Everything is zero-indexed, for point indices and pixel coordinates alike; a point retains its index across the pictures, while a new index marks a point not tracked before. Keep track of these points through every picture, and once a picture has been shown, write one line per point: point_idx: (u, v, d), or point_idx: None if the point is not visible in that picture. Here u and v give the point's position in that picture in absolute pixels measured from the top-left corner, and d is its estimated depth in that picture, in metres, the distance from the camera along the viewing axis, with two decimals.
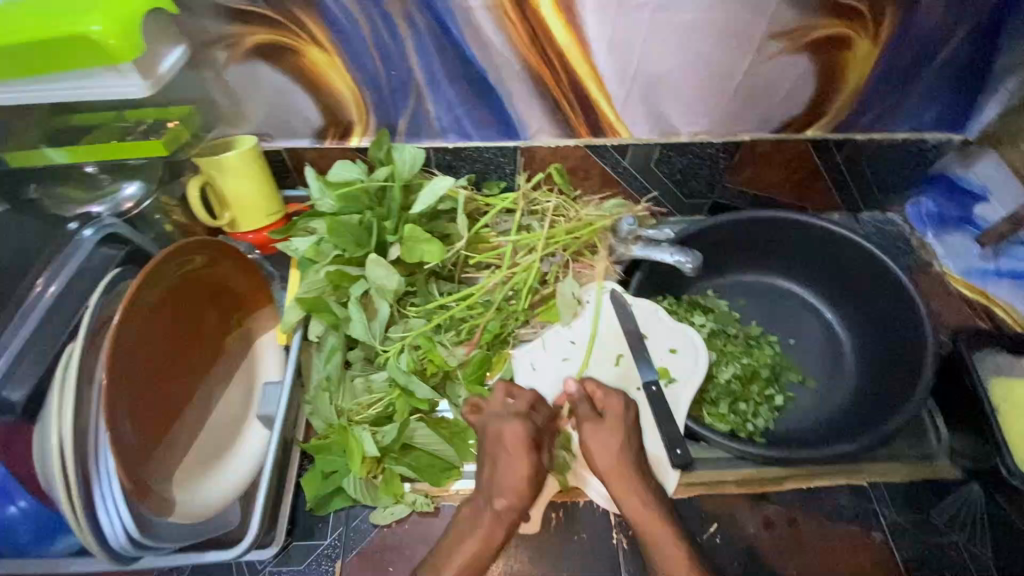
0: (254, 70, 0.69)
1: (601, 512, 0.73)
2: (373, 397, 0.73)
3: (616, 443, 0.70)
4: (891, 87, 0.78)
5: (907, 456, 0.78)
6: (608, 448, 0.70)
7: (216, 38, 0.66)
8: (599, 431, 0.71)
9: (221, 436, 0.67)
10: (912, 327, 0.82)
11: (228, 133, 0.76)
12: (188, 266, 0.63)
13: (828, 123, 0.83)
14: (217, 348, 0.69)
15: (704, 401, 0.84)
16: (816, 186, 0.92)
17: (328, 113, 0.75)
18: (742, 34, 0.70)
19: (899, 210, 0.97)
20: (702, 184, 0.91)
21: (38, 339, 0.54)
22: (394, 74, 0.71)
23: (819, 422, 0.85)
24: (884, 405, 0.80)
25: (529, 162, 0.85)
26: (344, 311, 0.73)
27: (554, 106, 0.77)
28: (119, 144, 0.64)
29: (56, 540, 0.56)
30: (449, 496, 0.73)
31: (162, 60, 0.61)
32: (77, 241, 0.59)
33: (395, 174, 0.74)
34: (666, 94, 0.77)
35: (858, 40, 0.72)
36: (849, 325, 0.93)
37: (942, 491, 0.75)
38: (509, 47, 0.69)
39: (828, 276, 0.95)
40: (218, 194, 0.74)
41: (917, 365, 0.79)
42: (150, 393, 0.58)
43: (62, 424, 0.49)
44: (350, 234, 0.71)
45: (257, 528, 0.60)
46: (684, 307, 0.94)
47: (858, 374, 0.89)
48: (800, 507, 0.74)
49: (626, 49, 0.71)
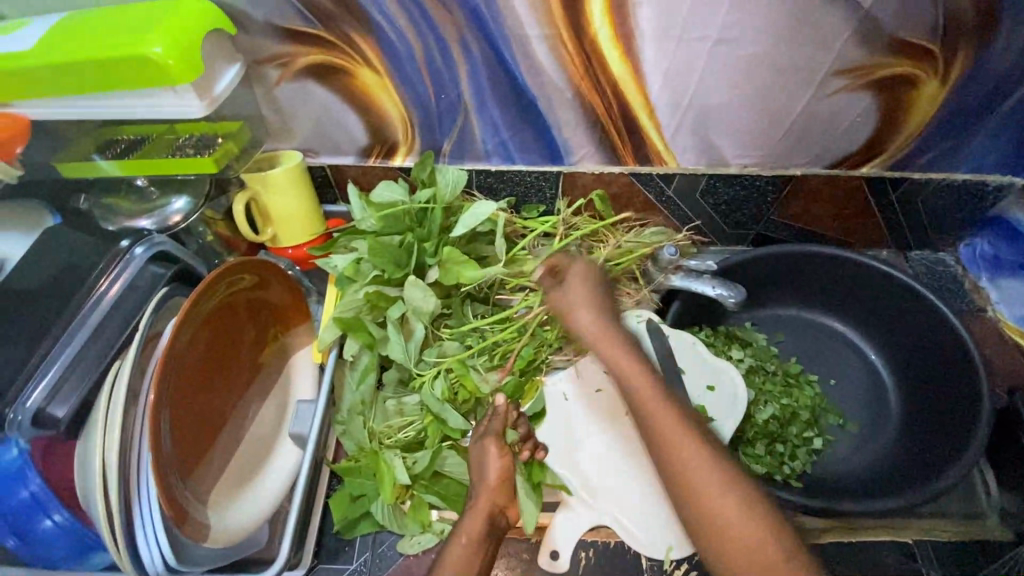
0: (305, 88, 0.69)
1: (632, 554, 0.70)
2: (404, 421, 0.72)
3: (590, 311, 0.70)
4: (955, 128, 0.75)
5: (953, 512, 0.75)
6: (592, 319, 0.69)
7: (270, 56, 0.66)
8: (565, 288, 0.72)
9: (255, 454, 0.67)
10: (965, 376, 0.78)
11: (275, 148, 0.76)
12: (237, 285, 0.63)
13: (886, 161, 0.80)
14: (255, 365, 0.69)
15: (740, 441, 0.81)
16: (865, 223, 0.89)
17: (374, 132, 0.74)
18: (803, 69, 0.68)
19: (952, 251, 0.94)
20: (747, 215, 0.89)
21: (85, 355, 0.54)
22: (443, 97, 0.70)
23: (860, 469, 0.82)
24: (932, 458, 0.77)
25: (571, 188, 0.84)
26: (380, 332, 0.72)
27: (601, 134, 0.75)
28: (170, 160, 0.66)
29: (91, 554, 0.56)
30: None
31: (219, 80, 0.61)
32: (128, 258, 0.59)
33: (437, 197, 0.74)
34: (718, 126, 0.75)
35: (925, 80, 0.69)
36: (894, 368, 0.90)
37: (993, 553, 0.71)
38: (561, 74, 0.68)
39: (874, 316, 0.91)
40: (261, 209, 0.74)
41: (971, 419, 0.75)
42: (191, 411, 0.58)
43: (109, 446, 0.49)
44: (389, 255, 0.71)
45: (287, 553, 0.60)
46: (721, 340, 0.91)
47: (901, 421, 0.85)
48: (840, 561, 0.71)
49: (681, 80, 0.69)
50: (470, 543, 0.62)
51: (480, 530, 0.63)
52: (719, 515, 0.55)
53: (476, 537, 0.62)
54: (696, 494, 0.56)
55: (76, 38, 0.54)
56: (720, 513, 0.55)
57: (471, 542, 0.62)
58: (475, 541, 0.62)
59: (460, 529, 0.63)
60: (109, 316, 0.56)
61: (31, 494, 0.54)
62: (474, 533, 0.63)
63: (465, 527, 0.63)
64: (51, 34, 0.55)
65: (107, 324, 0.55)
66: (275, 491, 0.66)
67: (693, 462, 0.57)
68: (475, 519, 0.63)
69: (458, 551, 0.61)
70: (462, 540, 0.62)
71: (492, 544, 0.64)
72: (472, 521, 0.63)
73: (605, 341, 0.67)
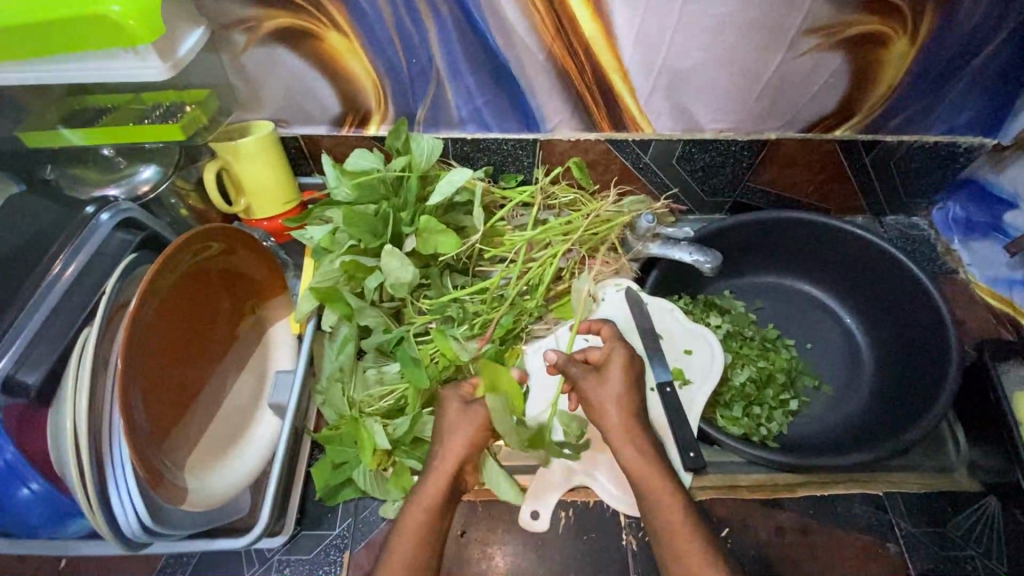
0: (273, 54, 0.68)
1: (611, 513, 0.72)
2: (385, 389, 0.73)
3: (619, 390, 0.67)
4: (926, 89, 0.76)
5: (923, 466, 0.77)
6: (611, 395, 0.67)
7: (236, 21, 0.64)
8: (600, 381, 0.68)
9: (233, 423, 0.67)
10: (936, 335, 0.80)
11: (247, 119, 0.75)
12: (206, 254, 0.63)
13: (859, 123, 0.80)
14: (231, 336, 0.69)
15: (718, 404, 0.82)
16: (840, 187, 0.90)
17: (346, 99, 0.74)
18: (774, 29, 0.68)
19: (925, 215, 0.95)
20: (724, 182, 0.89)
21: (54, 322, 0.54)
22: (414, 62, 0.70)
23: (835, 428, 0.83)
24: (902, 414, 0.79)
25: (548, 156, 0.83)
26: (358, 301, 0.72)
27: (575, 99, 0.75)
28: (136, 127, 0.64)
29: (70, 522, 0.56)
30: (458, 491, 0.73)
31: (181, 43, 0.59)
32: (93, 225, 0.58)
33: (412, 165, 0.73)
34: (692, 90, 0.75)
35: (895, 39, 0.69)
36: (868, 330, 0.92)
37: (960, 504, 0.73)
38: (533, 37, 0.67)
39: (849, 280, 0.93)
40: (234, 179, 0.73)
41: (940, 375, 0.77)
42: (164, 379, 0.58)
43: (77, 410, 0.49)
44: (365, 225, 0.70)
45: (267, 517, 0.60)
46: (700, 307, 0.92)
47: (876, 381, 0.87)
48: (813, 514, 0.73)
49: (653, 42, 0.69)
50: (432, 507, 0.60)
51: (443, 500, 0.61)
52: (671, 531, 0.60)
53: (440, 503, 0.61)
54: (660, 509, 0.61)
55: None
56: (687, 557, 0.58)
57: (433, 511, 0.60)
58: (435, 508, 0.61)
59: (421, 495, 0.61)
60: (76, 284, 0.56)
61: (5, 461, 0.52)
62: (435, 504, 0.61)
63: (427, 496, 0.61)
64: None
65: (74, 293, 0.55)
66: (255, 458, 0.67)
67: (672, 514, 0.60)
68: (437, 490, 0.61)
69: (414, 521, 0.60)
70: (424, 505, 0.61)
71: (450, 509, 0.62)
72: (433, 486, 0.62)
73: (623, 430, 0.65)
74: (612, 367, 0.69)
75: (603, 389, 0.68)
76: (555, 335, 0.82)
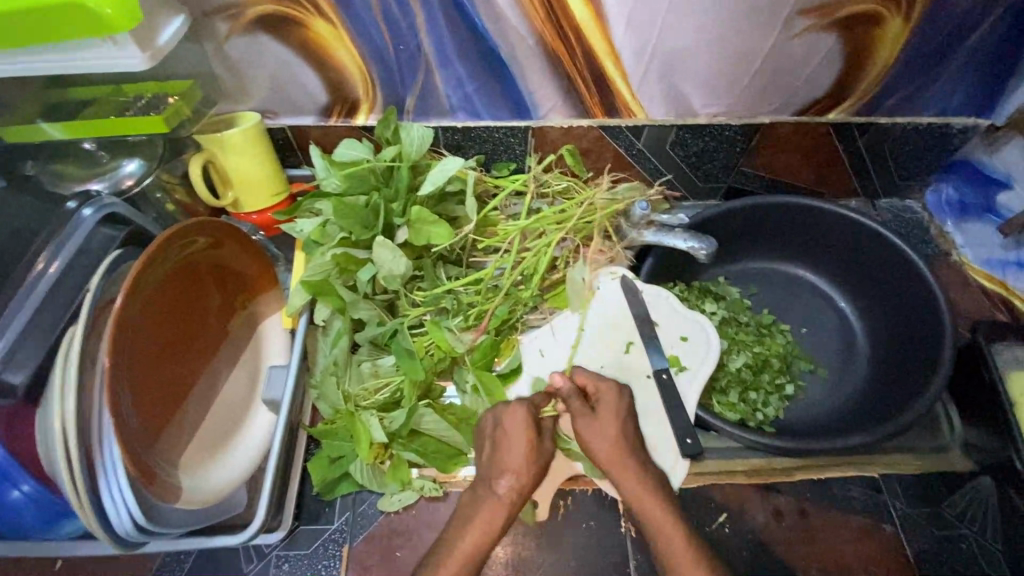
0: (257, 43, 0.66)
1: (609, 501, 0.72)
2: (380, 381, 0.72)
3: (614, 430, 0.68)
4: (919, 70, 0.75)
5: (918, 447, 0.77)
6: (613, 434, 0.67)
7: (216, 8, 0.62)
8: (591, 421, 0.68)
9: (228, 419, 0.66)
10: (930, 318, 0.80)
11: (232, 110, 0.74)
12: (193, 248, 0.61)
13: (852, 105, 0.80)
14: (222, 331, 0.68)
15: (714, 390, 0.83)
16: (834, 171, 0.90)
17: (334, 89, 0.72)
18: (767, 10, 0.67)
19: (918, 197, 0.95)
20: (718, 167, 0.89)
21: (40, 320, 0.52)
22: (402, 49, 0.68)
23: (832, 411, 0.84)
24: (898, 396, 0.79)
25: (540, 144, 0.83)
26: (350, 294, 0.71)
27: (567, 84, 0.74)
28: (119, 120, 0.62)
29: (63, 523, 0.55)
30: (457, 483, 0.73)
31: (161, 32, 0.58)
32: (77, 220, 0.56)
33: (402, 155, 0.72)
34: (685, 74, 0.74)
35: (889, 18, 0.69)
36: (863, 314, 0.92)
37: (955, 483, 0.74)
38: (523, 21, 0.66)
39: (844, 264, 0.93)
40: (221, 173, 0.71)
41: (935, 356, 0.77)
42: (154, 377, 0.57)
43: (65, 409, 0.48)
44: (356, 216, 0.68)
45: (263, 514, 0.59)
46: (695, 294, 0.92)
47: (870, 364, 0.88)
48: (810, 498, 0.73)
49: (645, 25, 0.68)
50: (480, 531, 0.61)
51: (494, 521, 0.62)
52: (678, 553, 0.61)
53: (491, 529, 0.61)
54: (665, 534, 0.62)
55: None
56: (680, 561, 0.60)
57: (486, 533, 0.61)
58: (491, 530, 0.61)
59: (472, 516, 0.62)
60: (59, 282, 0.54)
61: None
62: (481, 526, 0.61)
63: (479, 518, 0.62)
64: None
65: (58, 291, 0.54)
66: (250, 453, 0.66)
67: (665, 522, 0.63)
68: (482, 512, 0.62)
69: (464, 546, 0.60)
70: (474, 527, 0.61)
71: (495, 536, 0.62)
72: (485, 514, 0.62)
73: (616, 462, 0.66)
74: (605, 404, 0.70)
75: (595, 426, 0.68)
76: (552, 325, 0.84)
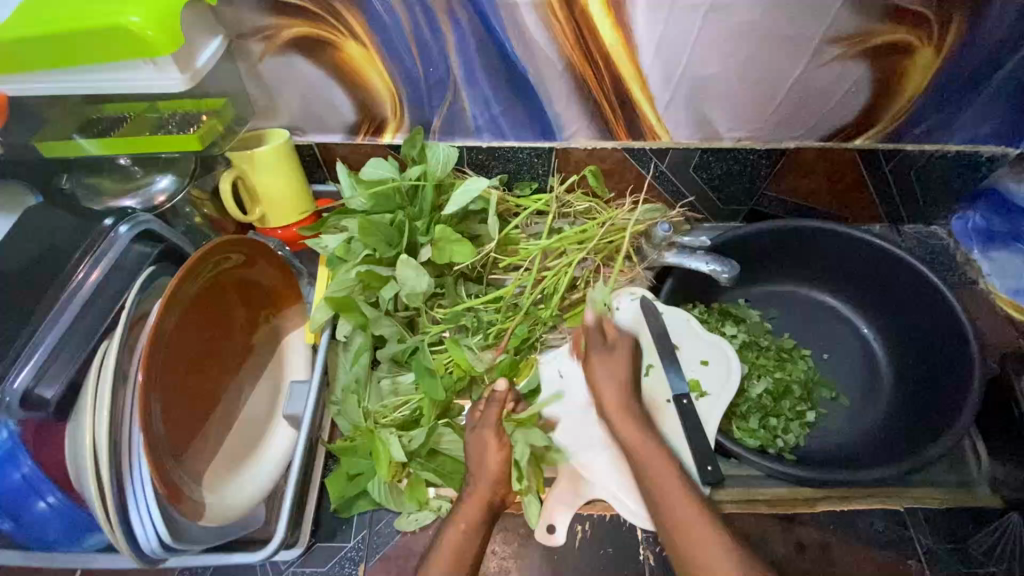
0: (289, 63, 0.67)
1: (628, 527, 0.71)
2: (400, 400, 0.72)
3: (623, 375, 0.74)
4: (948, 99, 0.75)
5: (942, 480, 0.76)
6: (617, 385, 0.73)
7: (252, 30, 0.64)
8: (608, 362, 0.75)
9: (249, 434, 0.67)
10: (957, 349, 0.79)
11: (261, 127, 0.75)
12: (224, 264, 0.62)
13: (880, 132, 0.79)
14: (246, 345, 0.69)
15: (734, 416, 0.82)
16: (858, 196, 0.89)
17: (362, 108, 0.73)
18: (797, 39, 0.67)
19: (943, 224, 0.94)
20: (741, 190, 0.88)
21: (74, 333, 0.53)
22: (432, 71, 0.69)
23: (854, 440, 0.83)
24: (924, 428, 0.77)
25: (563, 164, 0.83)
26: (373, 311, 0.71)
27: (593, 107, 0.74)
28: (154, 138, 0.64)
29: (86, 536, 0.56)
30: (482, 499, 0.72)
31: (199, 54, 0.59)
32: (112, 237, 0.57)
33: (427, 174, 0.72)
34: (712, 99, 0.74)
35: (920, 48, 0.68)
36: (887, 342, 0.90)
37: (981, 519, 0.72)
38: (553, 46, 0.67)
39: (868, 289, 0.91)
40: (249, 189, 0.72)
41: (963, 388, 0.76)
42: (182, 392, 0.58)
43: (98, 424, 0.48)
44: (381, 234, 0.69)
45: (284, 532, 0.59)
46: (715, 316, 0.91)
47: (894, 393, 0.86)
48: (833, 531, 0.71)
49: (674, 51, 0.68)
50: (469, 527, 0.63)
51: (478, 517, 0.64)
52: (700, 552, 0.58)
53: (476, 523, 0.63)
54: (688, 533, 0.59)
55: (49, 10, 0.52)
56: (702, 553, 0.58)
57: (467, 526, 0.63)
58: (473, 523, 0.63)
59: (459, 514, 0.64)
60: (94, 297, 0.55)
61: (23, 476, 0.53)
62: (470, 519, 0.63)
63: (465, 513, 0.64)
64: (25, 4, 0.53)
65: (92, 305, 0.55)
66: (271, 470, 0.66)
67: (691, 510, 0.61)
68: (470, 508, 0.64)
69: (453, 540, 0.62)
70: (460, 526, 0.63)
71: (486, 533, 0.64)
72: (469, 507, 0.64)
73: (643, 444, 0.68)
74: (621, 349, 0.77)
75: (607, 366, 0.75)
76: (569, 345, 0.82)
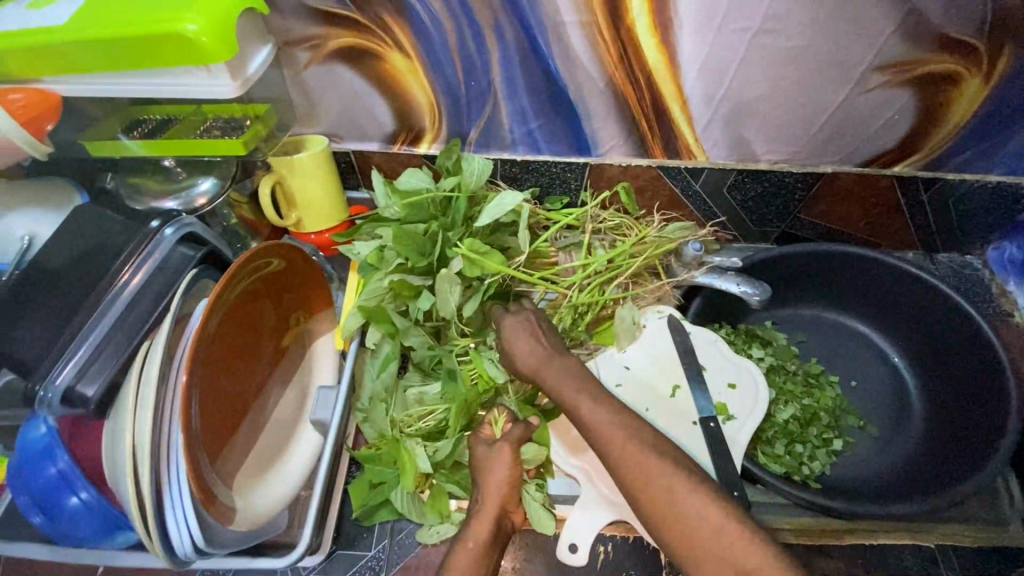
0: (334, 72, 0.68)
1: (651, 550, 0.70)
2: (425, 410, 0.71)
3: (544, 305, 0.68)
4: (992, 130, 0.73)
5: (974, 518, 0.74)
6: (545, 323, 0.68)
7: (301, 38, 0.65)
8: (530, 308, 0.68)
9: (276, 438, 0.67)
10: (993, 384, 0.77)
11: (302, 133, 0.76)
12: (264, 268, 0.63)
13: (919, 160, 0.78)
14: (278, 349, 0.69)
15: (760, 440, 0.80)
16: (894, 223, 0.88)
17: (401, 118, 0.74)
18: (842, 64, 0.67)
19: (979, 254, 0.92)
20: (773, 213, 0.88)
21: (115, 333, 0.54)
22: (473, 84, 0.69)
23: (883, 471, 0.81)
24: (958, 462, 0.76)
25: (596, 180, 0.82)
26: (402, 319, 0.71)
27: (631, 125, 0.74)
28: (198, 141, 0.65)
29: (116, 534, 0.56)
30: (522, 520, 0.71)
31: (250, 61, 0.60)
32: (157, 239, 0.58)
33: (462, 185, 0.72)
34: (751, 121, 0.73)
35: (968, 78, 0.67)
36: (918, 372, 0.89)
37: (1015, 560, 0.71)
38: (596, 64, 0.67)
39: (898, 318, 0.90)
40: (286, 194, 0.73)
41: (998, 424, 0.74)
42: (217, 393, 0.58)
43: (140, 425, 0.49)
44: (413, 244, 0.68)
45: (310, 539, 0.59)
46: (741, 338, 0.90)
47: (924, 424, 0.84)
48: (861, 565, 0.70)
49: (717, 73, 0.68)
50: (479, 547, 0.61)
51: (489, 536, 0.62)
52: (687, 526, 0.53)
53: (483, 543, 0.61)
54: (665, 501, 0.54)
55: (110, 14, 0.53)
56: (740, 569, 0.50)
57: (473, 546, 0.61)
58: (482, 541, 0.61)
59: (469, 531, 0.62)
60: (138, 297, 0.56)
61: (59, 471, 0.54)
62: (484, 538, 0.61)
63: (475, 533, 0.62)
64: (87, 7, 0.54)
65: (137, 304, 0.55)
66: (296, 475, 0.66)
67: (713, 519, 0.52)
68: (484, 525, 0.62)
69: (465, 556, 0.60)
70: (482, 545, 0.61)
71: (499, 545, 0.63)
72: (475, 524, 0.63)
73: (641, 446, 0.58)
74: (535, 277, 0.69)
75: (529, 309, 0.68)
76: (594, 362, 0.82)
